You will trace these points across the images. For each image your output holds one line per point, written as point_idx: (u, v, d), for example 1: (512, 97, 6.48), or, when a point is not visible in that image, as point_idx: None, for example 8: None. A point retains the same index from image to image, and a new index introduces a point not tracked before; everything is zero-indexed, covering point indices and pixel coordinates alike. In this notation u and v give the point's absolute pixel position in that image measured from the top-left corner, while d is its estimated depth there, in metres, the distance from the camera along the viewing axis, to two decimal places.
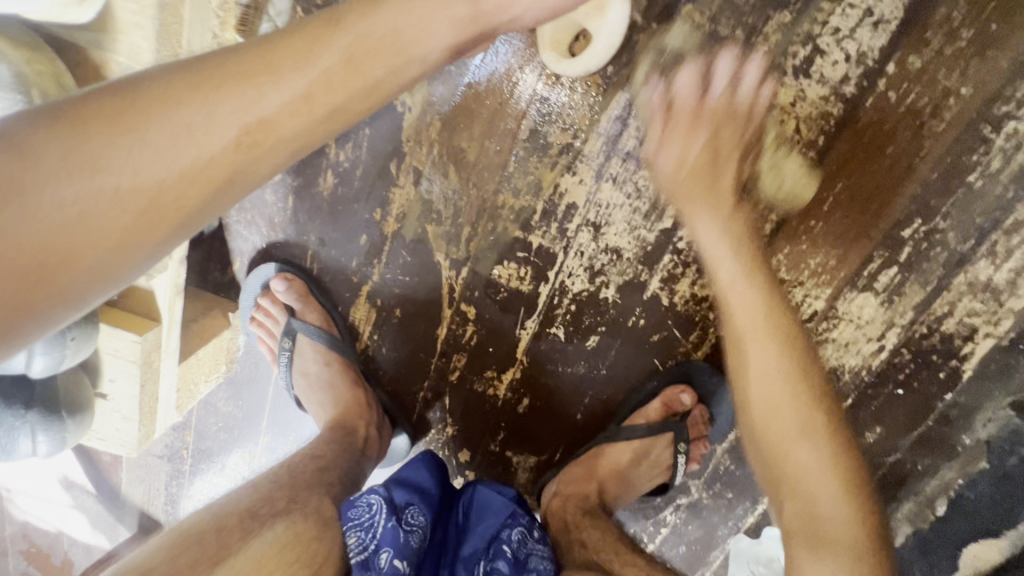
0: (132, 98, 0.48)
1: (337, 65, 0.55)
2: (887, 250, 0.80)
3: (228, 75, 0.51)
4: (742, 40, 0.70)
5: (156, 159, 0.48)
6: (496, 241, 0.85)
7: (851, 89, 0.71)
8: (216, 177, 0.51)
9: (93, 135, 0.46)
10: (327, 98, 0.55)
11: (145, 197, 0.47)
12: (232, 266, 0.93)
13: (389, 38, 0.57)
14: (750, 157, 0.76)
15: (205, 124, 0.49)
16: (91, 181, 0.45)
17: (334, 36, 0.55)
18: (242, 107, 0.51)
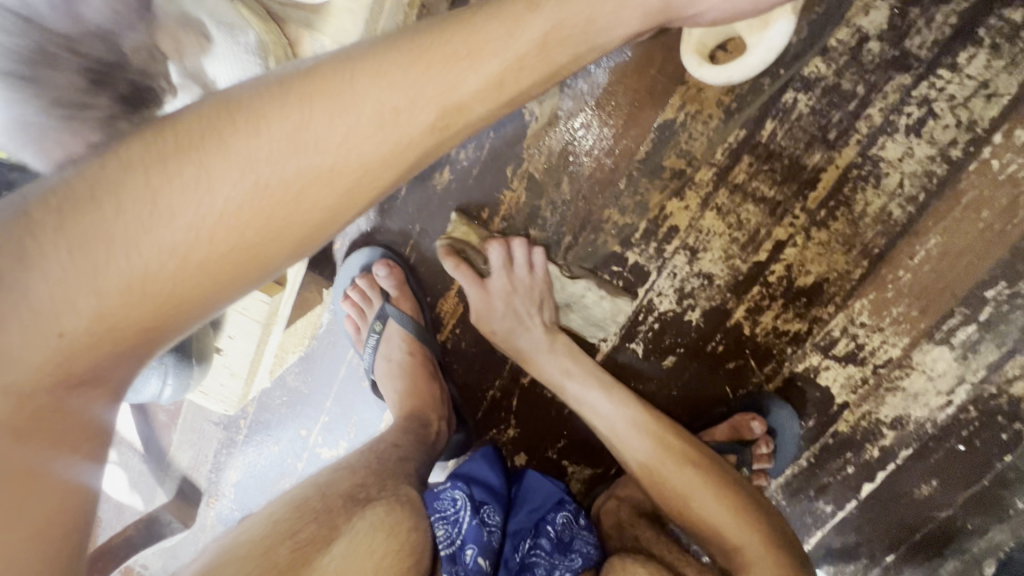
0: (349, 75, 0.49)
1: (532, 48, 0.58)
2: (968, 307, 0.84)
3: (433, 54, 0.52)
4: (862, 95, 0.76)
5: (364, 141, 0.48)
6: (593, 252, 0.89)
7: (957, 152, 0.76)
8: (410, 158, 0.52)
9: (315, 110, 0.47)
10: (513, 84, 0.58)
11: (353, 177, 0.49)
12: (333, 246, 0.99)
13: (580, 25, 0.62)
14: (852, 204, 0.81)
15: (412, 105, 0.50)
16: (310, 158, 0.47)
17: (533, 21, 0.58)
18: (443, 92, 0.52)
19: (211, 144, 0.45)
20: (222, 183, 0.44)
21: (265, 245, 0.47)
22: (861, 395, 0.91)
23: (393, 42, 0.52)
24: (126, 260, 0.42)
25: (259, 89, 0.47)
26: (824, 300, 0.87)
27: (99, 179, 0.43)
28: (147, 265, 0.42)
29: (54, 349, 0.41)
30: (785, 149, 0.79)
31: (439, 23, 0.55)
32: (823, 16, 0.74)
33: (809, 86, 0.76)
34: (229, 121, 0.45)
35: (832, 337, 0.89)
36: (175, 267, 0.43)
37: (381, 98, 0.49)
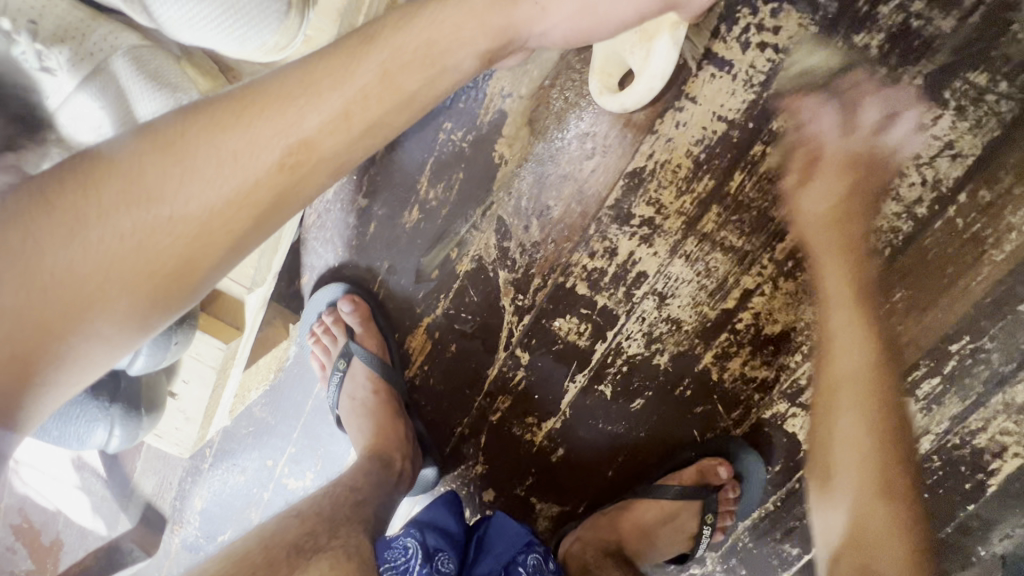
0: (184, 128, 0.47)
1: (377, 77, 0.51)
2: (933, 360, 0.84)
3: (265, 100, 0.48)
4: (830, 150, 0.75)
5: (201, 189, 0.46)
6: (561, 295, 0.88)
7: (922, 210, 0.76)
8: (260, 202, 0.49)
9: (146, 165, 0.46)
10: (366, 115, 0.51)
11: (194, 224, 0.47)
12: (301, 280, 0.97)
13: (422, 51, 0.53)
14: (819, 257, 0.81)
15: (249, 151, 0.47)
16: (143, 213, 0.45)
17: (378, 44, 0.52)
18: (281, 129, 0.48)
19: (43, 208, 0.44)
20: (56, 248, 0.43)
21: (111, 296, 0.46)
22: None
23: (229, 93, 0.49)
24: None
25: (95, 153, 0.46)
26: (791, 349, 0.87)
27: None
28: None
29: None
30: (753, 202, 0.79)
31: (291, 66, 0.51)
32: (793, 71, 0.73)
33: (778, 137, 0.76)
34: (63, 186, 0.45)
35: (799, 386, 0.89)
36: (9, 330, 0.42)
37: (215, 146, 0.47)
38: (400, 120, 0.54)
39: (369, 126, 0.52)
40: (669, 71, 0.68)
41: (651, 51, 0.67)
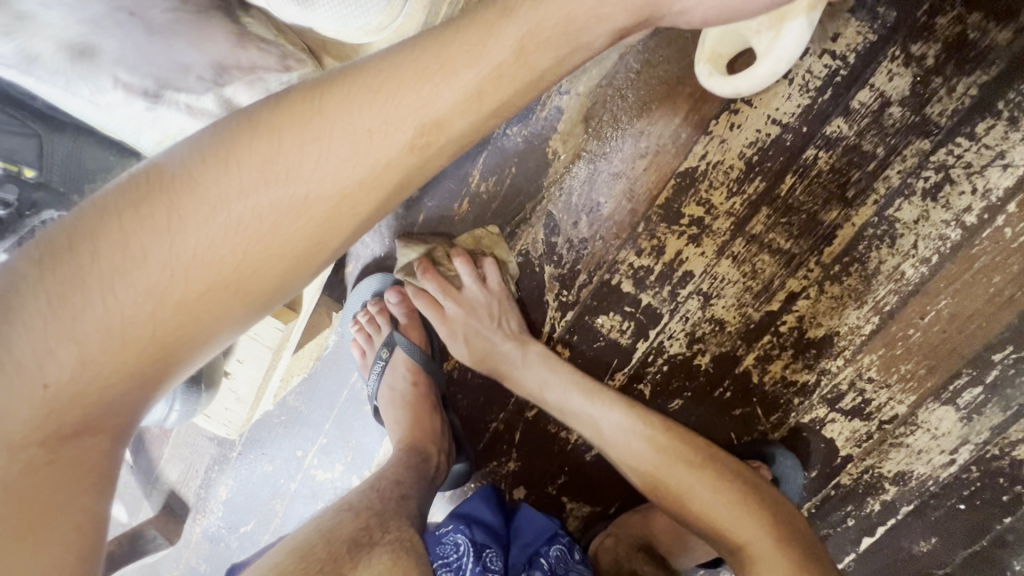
0: (318, 103, 0.44)
1: (513, 53, 0.49)
2: (975, 369, 0.85)
3: (402, 74, 0.45)
4: (881, 156, 0.77)
5: (337, 166, 0.43)
6: (606, 292, 0.89)
7: (971, 219, 0.77)
8: (390, 183, 0.46)
9: (285, 141, 0.43)
10: (497, 93, 0.49)
11: (328, 205, 0.44)
12: (345, 269, 0.98)
13: (560, 23, 0.51)
14: (865, 262, 0.82)
15: (386, 126, 0.45)
16: (280, 189, 0.43)
17: (514, 17, 0.49)
18: (419, 105, 0.45)
19: (180, 185, 0.41)
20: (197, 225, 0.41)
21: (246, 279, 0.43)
22: (865, 449, 0.92)
23: (364, 65, 0.46)
24: (98, 308, 0.39)
25: (229, 129, 0.44)
26: (834, 353, 0.87)
27: (76, 230, 0.40)
28: (120, 312, 0.39)
29: (39, 401, 0.38)
30: (802, 205, 0.80)
31: (424, 40, 0.48)
32: (849, 77, 0.75)
33: (830, 142, 0.77)
34: (203, 161, 0.42)
35: (839, 391, 0.89)
36: (150, 312, 0.40)
37: (351, 122, 0.44)
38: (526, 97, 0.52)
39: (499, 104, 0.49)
40: (795, 56, 0.68)
41: (782, 36, 0.66)
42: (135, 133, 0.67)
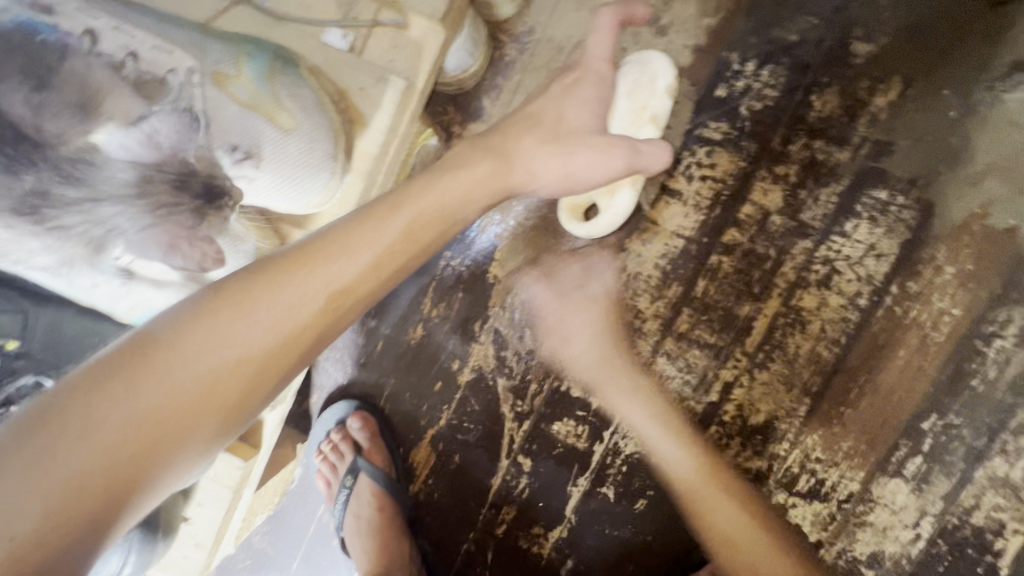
0: (247, 283, 0.53)
1: (401, 236, 0.59)
2: (910, 439, 0.90)
3: (314, 258, 0.55)
4: (774, 256, 0.89)
5: (264, 333, 0.52)
6: (558, 398, 0.94)
7: (863, 302, 0.88)
8: (308, 342, 0.55)
9: (222, 316, 0.51)
10: (393, 267, 0.59)
11: (256, 363, 0.52)
12: (310, 399, 1.02)
13: (438, 212, 0.62)
14: (785, 347, 0.90)
15: (302, 299, 0.54)
16: (218, 355, 0.50)
17: (401, 210, 0.60)
18: (327, 280, 0.55)
19: (134, 359, 0.48)
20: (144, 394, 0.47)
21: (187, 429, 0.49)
22: (832, 533, 0.92)
23: (287, 249, 0.56)
24: (47, 473, 0.43)
25: (177, 308, 0.51)
26: (778, 437, 0.92)
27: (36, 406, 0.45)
28: (67, 477, 0.43)
29: None
30: (718, 302, 0.90)
31: (331, 228, 0.59)
32: (731, 194, 0.88)
33: (729, 247, 0.89)
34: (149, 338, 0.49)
35: (793, 474, 0.92)
36: (98, 471, 0.44)
37: (274, 297, 0.53)
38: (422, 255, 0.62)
39: (396, 269, 0.60)
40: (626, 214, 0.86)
41: (609, 208, 0.86)
42: (108, 301, 0.59)
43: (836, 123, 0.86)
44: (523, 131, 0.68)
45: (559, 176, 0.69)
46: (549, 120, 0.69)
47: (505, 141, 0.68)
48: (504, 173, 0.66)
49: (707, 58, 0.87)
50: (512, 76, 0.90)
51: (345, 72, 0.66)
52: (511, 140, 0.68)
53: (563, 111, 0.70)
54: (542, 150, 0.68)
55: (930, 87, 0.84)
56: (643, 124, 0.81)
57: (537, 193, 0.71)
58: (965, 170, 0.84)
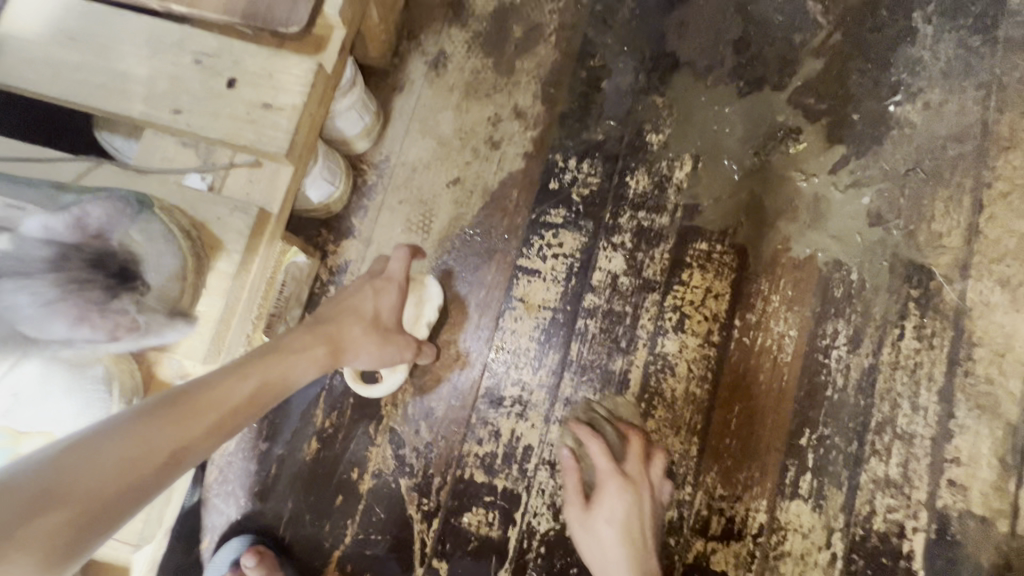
0: (87, 437, 0.49)
1: (252, 394, 0.60)
2: (795, 457, 0.95)
3: (164, 415, 0.53)
4: (631, 312, 0.99)
5: (97, 488, 0.47)
6: (464, 487, 0.93)
7: (716, 338, 0.98)
8: (142, 497, 0.51)
9: (54, 472, 0.46)
10: (240, 423, 0.59)
11: (80, 522, 0.46)
12: (200, 544, 0.94)
13: (282, 378, 0.64)
14: (662, 393, 0.97)
15: (130, 462, 0.50)
16: (37, 516, 0.44)
17: (252, 374, 0.61)
18: (176, 436, 0.53)
19: None
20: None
21: None
22: (757, 571, 0.92)
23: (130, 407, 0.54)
24: None
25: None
26: (680, 482, 0.95)
27: None
28: None
29: None
30: (594, 362, 0.98)
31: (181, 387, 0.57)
32: (582, 265, 1.01)
33: (591, 311, 0.99)
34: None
35: (703, 517, 0.94)
36: None
37: (115, 450, 0.49)
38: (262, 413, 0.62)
39: (234, 432, 0.59)
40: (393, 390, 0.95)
41: (389, 377, 0.93)
42: None
43: (651, 196, 1.03)
44: (352, 321, 0.76)
45: (377, 360, 0.79)
46: (369, 312, 0.79)
47: (339, 330, 0.75)
48: (337, 359, 0.73)
49: (537, 160, 1.04)
50: (376, 196, 1.04)
51: (201, 208, 0.72)
52: (344, 328, 0.75)
53: (380, 307, 0.81)
54: (368, 338, 0.77)
55: (714, 159, 1.04)
56: (423, 323, 0.96)
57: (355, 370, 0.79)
58: (758, 217, 1.03)
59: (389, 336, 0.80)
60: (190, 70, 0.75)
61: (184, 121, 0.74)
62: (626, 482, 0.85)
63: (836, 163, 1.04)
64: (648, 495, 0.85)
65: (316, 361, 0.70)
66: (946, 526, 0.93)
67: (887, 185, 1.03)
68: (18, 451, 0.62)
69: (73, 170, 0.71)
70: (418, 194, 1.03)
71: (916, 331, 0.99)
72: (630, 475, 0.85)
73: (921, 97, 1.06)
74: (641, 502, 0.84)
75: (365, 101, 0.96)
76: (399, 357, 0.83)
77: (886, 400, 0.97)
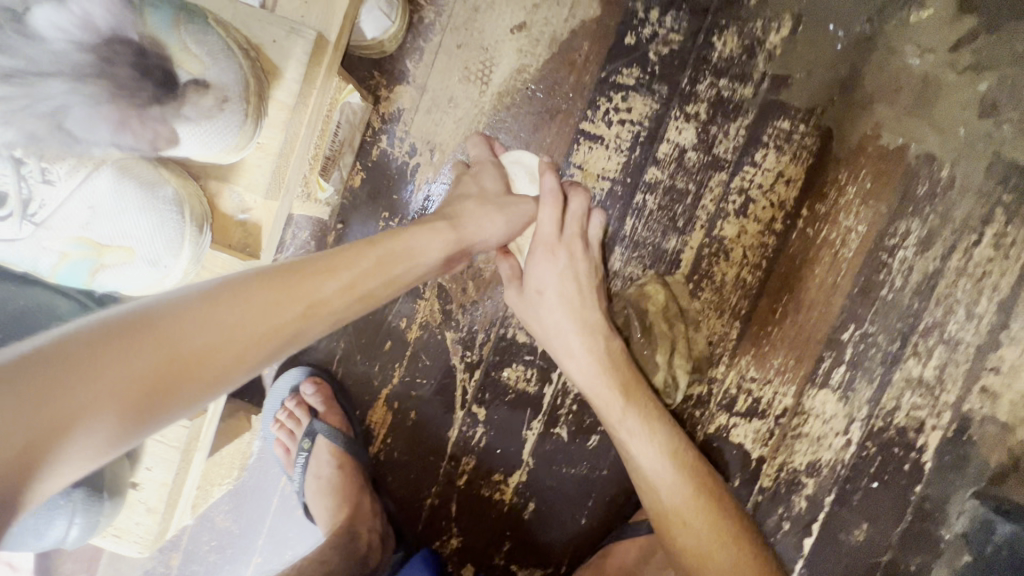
0: (243, 279, 0.56)
1: (375, 265, 0.66)
2: (833, 350, 0.96)
3: (302, 273, 0.60)
4: (694, 191, 0.94)
5: (248, 320, 0.54)
6: (506, 345, 0.98)
7: (779, 226, 0.94)
8: (283, 338, 0.57)
9: (221, 300, 0.53)
10: (367, 290, 0.65)
11: (237, 345, 0.52)
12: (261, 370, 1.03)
13: (404, 252, 0.69)
14: (712, 276, 0.96)
15: (225, 325, 0.52)
16: (209, 330, 0.51)
17: (378, 245, 0.67)
18: (313, 293, 0.59)
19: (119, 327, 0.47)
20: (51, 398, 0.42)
21: (156, 396, 0.47)
22: (772, 447, 0.98)
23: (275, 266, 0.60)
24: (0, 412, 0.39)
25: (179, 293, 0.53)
26: (715, 363, 0.97)
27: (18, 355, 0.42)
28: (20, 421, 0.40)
29: None
30: (646, 239, 0.96)
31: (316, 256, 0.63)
32: (649, 135, 0.94)
33: (652, 186, 0.95)
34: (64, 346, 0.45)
35: (731, 396, 0.98)
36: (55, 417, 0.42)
37: (267, 292, 0.56)
38: (339, 317, 0.63)
39: (362, 296, 0.64)
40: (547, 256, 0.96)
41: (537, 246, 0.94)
42: (32, 257, 0.62)
43: (737, 61, 0.92)
44: (461, 199, 0.82)
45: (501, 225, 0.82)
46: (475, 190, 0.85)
47: (454, 208, 0.80)
48: (457, 229, 0.76)
49: (613, 8, 0.93)
50: (432, 37, 0.95)
51: (255, 28, 0.70)
52: (457, 206, 0.81)
53: (482, 183, 0.86)
54: (480, 209, 0.81)
55: (816, 23, 0.91)
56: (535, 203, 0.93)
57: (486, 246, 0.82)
58: (854, 96, 0.92)
59: (504, 203, 0.84)
60: None
61: None
62: (559, 247, 0.87)
63: (960, 38, 0.90)
64: (583, 257, 0.88)
65: (444, 238, 0.74)
66: (965, 427, 0.96)
67: (1013, 69, 0.90)
68: (101, 263, 0.63)
69: None
70: (479, 39, 0.94)
71: (995, 239, 0.93)
72: (564, 240, 0.87)
73: None
74: (575, 267, 0.88)
75: None
76: (525, 225, 0.87)
77: (941, 305, 0.95)
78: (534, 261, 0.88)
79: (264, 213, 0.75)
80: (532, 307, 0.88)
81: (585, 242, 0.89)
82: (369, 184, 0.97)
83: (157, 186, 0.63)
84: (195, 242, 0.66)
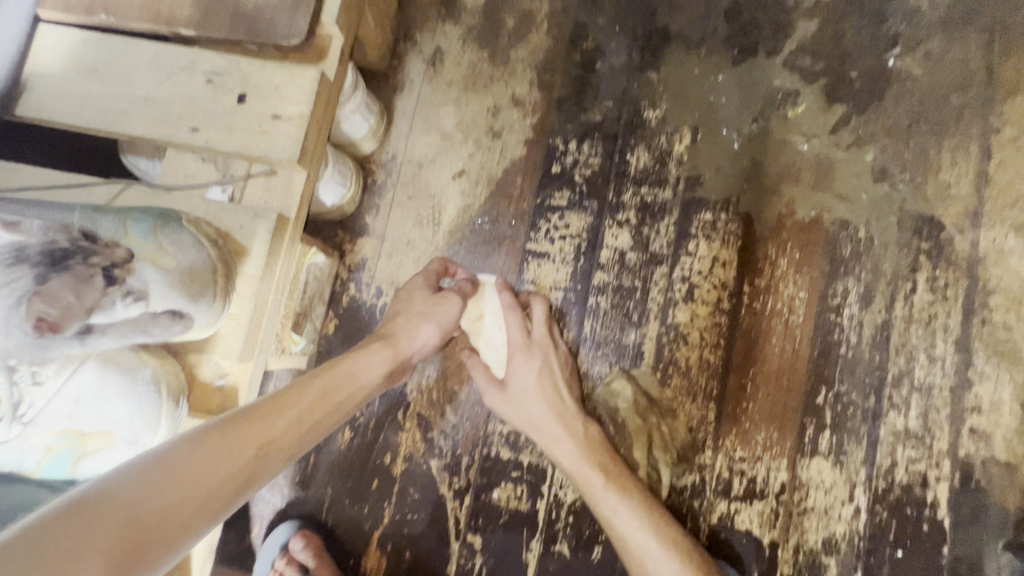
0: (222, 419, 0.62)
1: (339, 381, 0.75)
2: (813, 416, 0.97)
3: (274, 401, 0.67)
4: (641, 287, 1.02)
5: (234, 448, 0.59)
6: (492, 464, 0.98)
7: (726, 305, 1.00)
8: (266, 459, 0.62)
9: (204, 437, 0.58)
10: (334, 404, 0.73)
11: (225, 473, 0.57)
12: (250, 532, 1.01)
13: (355, 368, 0.78)
14: (677, 362, 1.00)
15: (189, 473, 0.54)
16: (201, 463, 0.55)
17: (337, 364, 0.77)
18: (287, 415, 0.66)
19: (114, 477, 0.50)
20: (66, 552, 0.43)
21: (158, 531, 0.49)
22: (782, 529, 0.95)
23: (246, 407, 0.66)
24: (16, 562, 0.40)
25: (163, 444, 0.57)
26: (701, 448, 0.97)
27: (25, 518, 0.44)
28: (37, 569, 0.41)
29: None
30: (607, 337, 1.01)
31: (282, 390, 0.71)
32: (590, 244, 1.04)
33: (601, 288, 1.02)
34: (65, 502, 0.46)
35: (725, 480, 0.96)
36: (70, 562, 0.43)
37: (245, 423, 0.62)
38: (292, 451, 0.66)
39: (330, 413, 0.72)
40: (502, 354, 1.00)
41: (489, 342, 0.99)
42: (19, 455, 0.65)
43: (652, 171, 1.04)
44: (396, 316, 0.89)
45: (438, 333, 0.90)
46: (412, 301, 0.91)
47: (392, 324, 0.87)
48: (394, 346, 0.84)
49: (537, 145, 1.07)
50: (386, 193, 1.08)
51: (225, 218, 0.76)
52: (393, 322, 0.88)
53: (414, 294, 0.92)
54: (410, 320, 0.88)
55: (712, 129, 1.04)
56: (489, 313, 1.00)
57: (424, 349, 0.89)
58: (762, 182, 1.03)
59: (433, 305, 0.90)
60: (202, 90, 0.78)
61: (202, 139, 0.77)
62: (534, 348, 0.95)
63: (837, 123, 1.04)
64: (556, 354, 0.96)
65: (383, 356, 0.82)
66: (969, 474, 0.94)
67: (891, 140, 1.02)
68: (84, 450, 0.67)
69: (105, 193, 0.76)
70: (426, 189, 1.07)
71: (929, 284, 0.99)
72: (538, 343, 0.95)
73: (921, 48, 1.04)
74: (551, 368, 0.95)
75: (368, 103, 0.98)
76: (455, 320, 0.93)
77: (902, 354, 0.98)
78: (513, 366, 0.95)
79: (240, 374, 0.79)
80: (515, 405, 0.93)
81: (554, 341, 0.97)
82: (342, 330, 1.04)
83: (137, 370, 0.68)
84: (171, 415, 0.71)
